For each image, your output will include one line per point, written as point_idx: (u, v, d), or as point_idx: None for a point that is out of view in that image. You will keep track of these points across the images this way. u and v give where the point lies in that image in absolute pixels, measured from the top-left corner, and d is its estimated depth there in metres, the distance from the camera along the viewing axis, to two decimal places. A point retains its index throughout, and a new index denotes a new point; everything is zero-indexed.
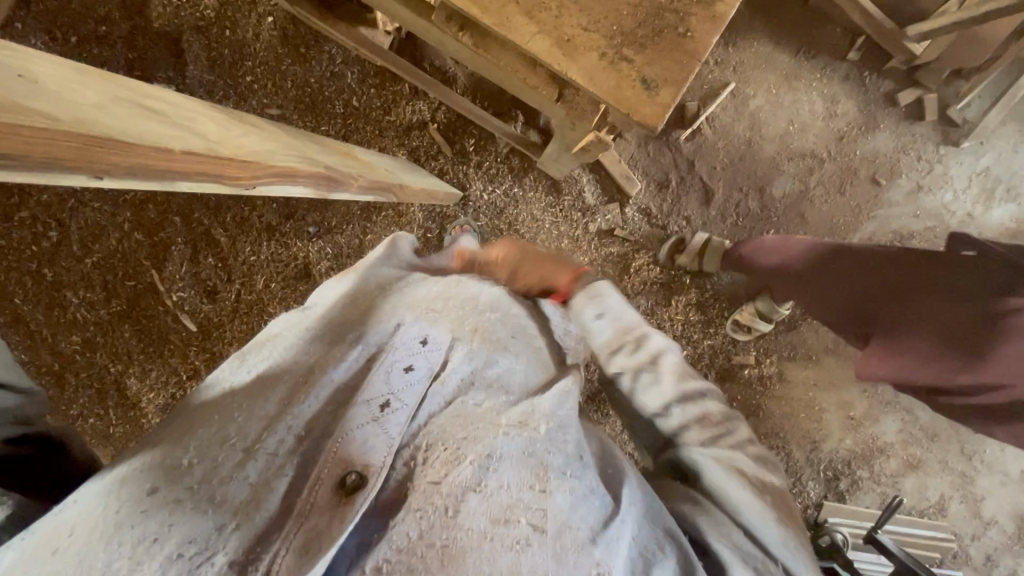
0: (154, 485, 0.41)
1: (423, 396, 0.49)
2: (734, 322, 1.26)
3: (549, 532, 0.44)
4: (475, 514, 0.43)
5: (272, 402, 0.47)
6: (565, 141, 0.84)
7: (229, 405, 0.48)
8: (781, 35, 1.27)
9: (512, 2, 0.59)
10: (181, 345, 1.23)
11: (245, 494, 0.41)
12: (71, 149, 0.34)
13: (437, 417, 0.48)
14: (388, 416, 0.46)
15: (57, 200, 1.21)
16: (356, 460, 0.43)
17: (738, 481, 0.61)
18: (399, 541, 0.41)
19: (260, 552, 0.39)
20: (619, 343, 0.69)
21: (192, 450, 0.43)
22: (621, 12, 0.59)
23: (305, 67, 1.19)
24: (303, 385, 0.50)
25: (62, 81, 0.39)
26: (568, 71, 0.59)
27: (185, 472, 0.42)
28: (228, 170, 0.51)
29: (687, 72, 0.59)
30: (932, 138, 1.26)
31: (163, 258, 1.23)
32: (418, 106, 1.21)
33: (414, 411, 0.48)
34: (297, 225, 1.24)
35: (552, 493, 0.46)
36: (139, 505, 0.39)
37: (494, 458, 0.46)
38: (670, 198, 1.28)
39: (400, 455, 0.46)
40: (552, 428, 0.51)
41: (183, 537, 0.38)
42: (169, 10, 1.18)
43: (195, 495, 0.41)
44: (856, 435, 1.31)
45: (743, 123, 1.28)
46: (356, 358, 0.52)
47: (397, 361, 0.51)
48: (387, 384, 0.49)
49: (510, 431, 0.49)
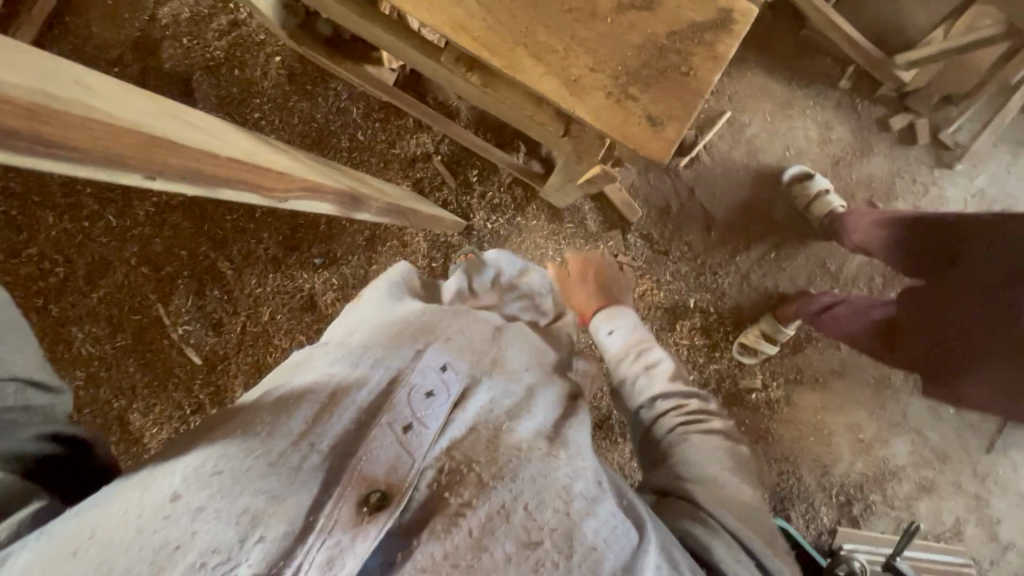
0: (175, 491, 0.38)
1: (446, 421, 0.47)
2: (740, 345, 1.26)
3: (577, 553, 0.42)
4: (501, 537, 0.41)
5: (297, 418, 0.44)
6: (570, 173, 0.86)
7: (253, 419, 0.44)
8: (773, 65, 1.30)
9: (520, 45, 0.61)
10: (185, 379, 1.23)
11: (265, 506, 0.38)
12: (132, 149, 0.35)
13: (461, 443, 0.46)
14: (412, 438, 0.43)
15: (66, 236, 1.22)
16: (380, 477, 0.40)
17: (712, 486, 0.60)
18: (426, 560, 0.39)
19: (283, 566, 0.35)
20: (629, 348, 0.79)
21: (222, 455, 0.40)
22: (625, 53, 0.60)
23: (310, 103, 1.22)
24: (327, 406, 0.45)
25: (116, 93, 0.40)
26: (576, 110, 0.61)
27: (210, 480, 0.38)
28: (264, 180, 0.53)
29: (691, 109, 0.60)
30: (925, 160, 1.29)
31: (169, 290, 1.24)
32: (422, 138, 1.24)
33: (437, 434, 0.45)
34: (302, 256, 1.25)
35: (587, 524, 0.44)
36: (162, 511, 0.37)
37: (518, 482, 0.44)
38: (671, 224, 1.30)
39: (425, 476, 0.43)
40: (571, 455, 0.50)
41: (206, 545, 0.35)
42: (179, 52, 1.21)
43: (218, 504, 0.37)
44: (867, 457, 1.29)
45: (740, 150, 1.31)
46: (379, 380, 0.48)
47: (418, 385, 0.48)
48: (410, 407, 0.45)
49: (531, 456, 0.47)
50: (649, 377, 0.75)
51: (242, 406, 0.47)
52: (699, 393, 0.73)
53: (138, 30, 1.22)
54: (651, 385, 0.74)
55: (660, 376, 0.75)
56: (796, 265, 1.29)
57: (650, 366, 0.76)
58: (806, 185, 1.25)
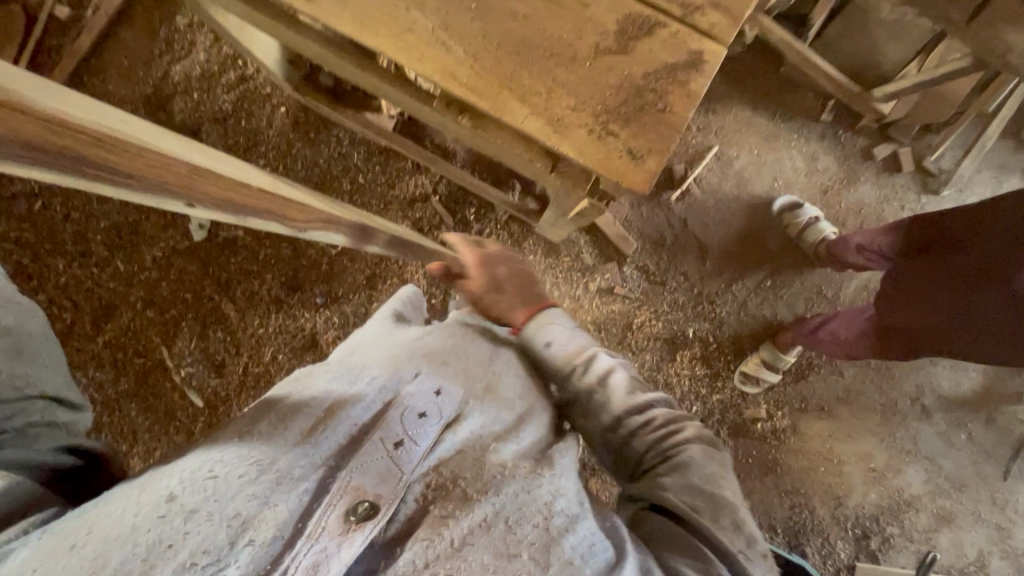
0: (171, 492, 0.39)
1: (435, 440, 0.48)
2: (742, 374, 1.26)
3: (552, 569, 0.43)
4: (478, 549, 0.42)
5: (293, 429, 0.45)
6: (562, 208, 0.89)
7: (249, 427, 0.45)
8: (757, 101, 1.35)
9: (505, 89, 0.65)
10: (187, 422, 1.23)
11: (252, 510, 0.39)
12: (176, 178, 0.35)
13: (450, 460, 0.48)
14: (402, 453, 0.45)
15: (74, 282, 1.26)
16: (368, 489, 0.42)
17: (691, 504, 0.56)
18: (404, 566, 0.41)
19: (270, 569, 0.37)
20: (575, 361, 0.69)
21: (217, 459, 0.42)
22: (605, 93, 0.64)
23: (313, 149, 1.28)
24: (323, 419, 0.46)
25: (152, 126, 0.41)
26: (560, 146, 0.64)
27: (207, 482, 0.40)
28: (289, 211, 0.54)
29: (669, 143, 0.64)
30: (912, 187, 1.32)
31: (173, 332, 1.26)
32: (420, 180, 1.29)
33: (426, 452, 0.47)
34: (304, 296, 1.27)
35: (565, 541, 0.45)
36: (157, 510, 0.38)
37: (501, 496, 0.46)
38: (666, 255, 1.32)
39: (412, 490, 0.45)
40: (556, 475, 0.51)
41: (197, 546, 0.37)
42: (189, 105, 1.28)
43: (210, 505, 0.39)
44: (881, 488, 1.26)
45: (729, 182, 1.34)
46: (374, 400, 0.49)
47: (411, 405, 0.49)
48: (401, 425, 0.47)
49: (517, 474, 0.48)
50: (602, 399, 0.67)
51: (240, 416, 0.48)
52: (654, 399, 0.67)
53: (151, 86, 1.29)
54: (608, 402, 0.67)
55: (614, 393, 0.67)
56: (792, 292, 1.31)
57: (600, 386, 0.67)
58: (797, 214, 1.28)
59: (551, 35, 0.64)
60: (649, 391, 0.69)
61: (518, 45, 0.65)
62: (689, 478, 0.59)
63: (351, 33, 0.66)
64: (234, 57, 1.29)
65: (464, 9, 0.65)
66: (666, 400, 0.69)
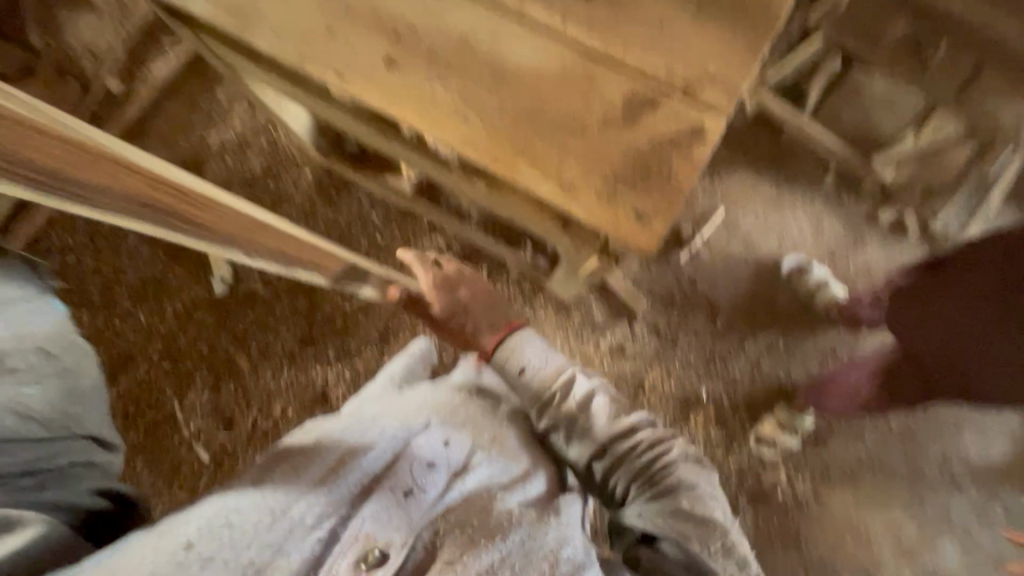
0: (188, 539, 0.39)
1: (444, 487, 0.50)
2: (759, 437, 1.23)
3: None
4: None
5: (306, 478, 0.45)
6: (572, 266, 0.91)
7: (263, 475, 0.45)
8: (760, 167, 1.41)
9: (519, 154, 0.69)
10: (192, 478, 1.22)
11: (268, 555, 0.40)
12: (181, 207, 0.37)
13: (458, 509, 0.49)
14: (412, 501, 0.47)
15: (95, 333, 1.29)
16: (378, 537, 0.44)
17: (678, 533, 0.62)
18: None
19: None
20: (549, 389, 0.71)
21: (232, 506, 0.41)
22: (613, 159, 0.68)
23: (334, 210, 1.34)
24: (337, 467, 0.47)
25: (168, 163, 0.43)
26: (571, 207, 0.68)
27: (224, 529, 0.40)
28: (291, 250, 0.56)
29: (674, 206, 0.66)
30: (918, 250, 1.34)
31: (185, 383, 1.27)
32: (436, 240, 1.33)
33: (435, 498, 0.49)
34: (317, 351, 1.28)
35: None
36: (172, 558, 0.38)
37: (508, 542, 0.47)
38: (676, 315, 1.33)
39: (420, 538, 0.46)
40: (560, 519, 0.53)
41: None
42: (223, 169, 1.37)
43: (227, 552, 0.39)
44: (912, 563, 1.20)
45: (737, 244, 1.37)
46: (385, 451, 0.50)
47: (420, 455, 0.51)
48: (411, 474, 0.49)
49: (522, 517, 0.50)
50: (584, 428, 0.70)
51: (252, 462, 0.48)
52: (635, 420, 0.71)
53: (190, 151, 1.39)
54: (590, 427, 0.70)
55: (597, 420, 0.70)
56: (806, 355, 1.30)
57: (581, 410, 0.70)
58: (806, 277, 1.30)
59: (563, 107, 0.69)
60: (630, 411, 0.73)
61: (533, 115, 0.70)
62: (675, 504, 0.64)
63: (378, 105, 0.71)
64: (266, 125, 1.38)
65: (483, 84, 0.71)
66: (648, 416, 0.73)
